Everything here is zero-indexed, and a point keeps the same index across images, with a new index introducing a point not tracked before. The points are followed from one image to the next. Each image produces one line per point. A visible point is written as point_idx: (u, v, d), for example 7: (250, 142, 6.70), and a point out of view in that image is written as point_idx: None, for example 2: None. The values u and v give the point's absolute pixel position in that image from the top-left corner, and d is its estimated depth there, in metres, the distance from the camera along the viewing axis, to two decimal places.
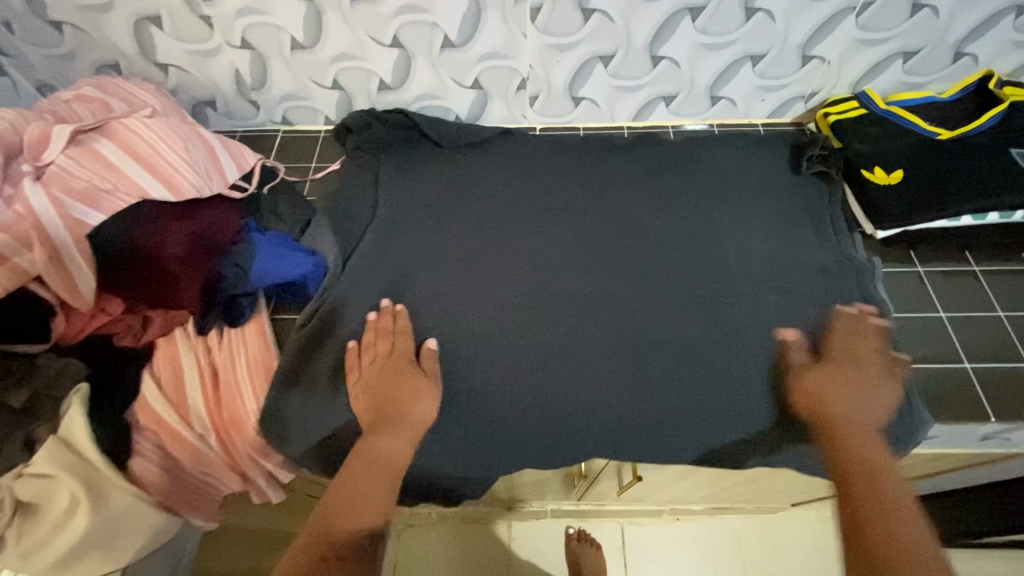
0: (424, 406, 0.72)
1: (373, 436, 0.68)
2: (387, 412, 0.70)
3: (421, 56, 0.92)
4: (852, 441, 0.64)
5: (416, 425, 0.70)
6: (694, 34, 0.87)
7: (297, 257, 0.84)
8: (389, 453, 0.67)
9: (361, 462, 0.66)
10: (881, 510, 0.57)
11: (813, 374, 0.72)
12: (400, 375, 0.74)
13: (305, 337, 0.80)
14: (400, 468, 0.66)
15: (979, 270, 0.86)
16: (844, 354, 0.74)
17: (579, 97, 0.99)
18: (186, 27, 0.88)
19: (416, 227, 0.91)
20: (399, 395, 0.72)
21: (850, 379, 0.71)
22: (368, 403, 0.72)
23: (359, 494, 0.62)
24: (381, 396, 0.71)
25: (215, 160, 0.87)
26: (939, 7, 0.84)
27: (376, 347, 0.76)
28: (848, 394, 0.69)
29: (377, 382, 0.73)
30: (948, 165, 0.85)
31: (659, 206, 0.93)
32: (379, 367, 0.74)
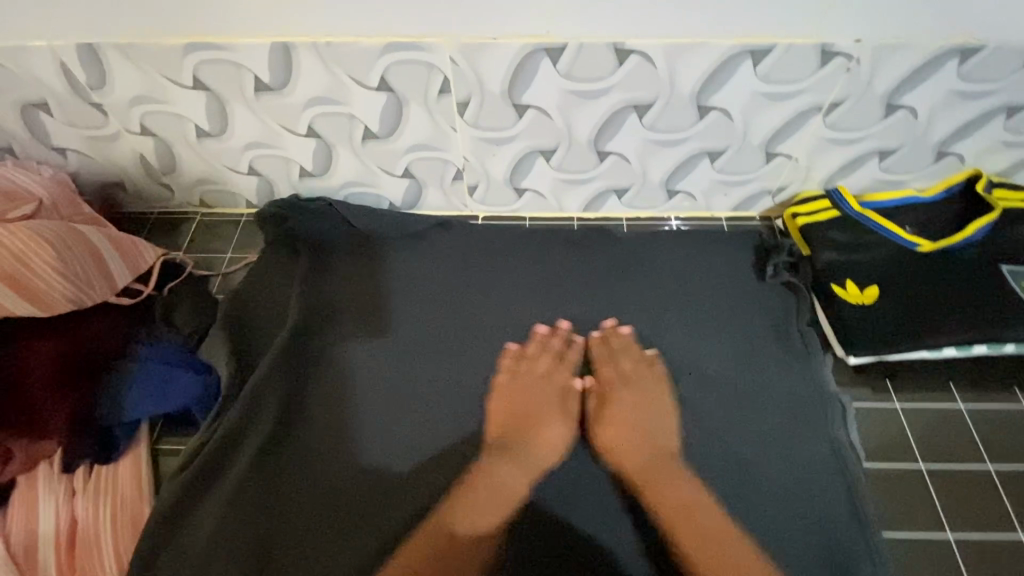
0: (558, 432, 0.73)
1: (497, 464, 0.70)
2: (508, 437, 0.72)
3: (342, 146, 0.82)
4: (659, 483, 0.67)
5: (535, 457, 0.71)
6: (642, 130, 0.78)
7: (184, 380, 0.75)
8: (507, 484, 0.68)
9: (482, 488, 0.68)
10: (721, 554, 0.61)
11: (603, 421, 0.74)
12: (551, 397, 0.77)
13: (187, 481, 0.71)
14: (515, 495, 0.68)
15: (965, 408, 0.74)
16: (625, 379, 0.76)
17: (522, 188, 0.89)
18: (78, 113, 0.79)
19: (331, 338, 0.82)
20: (529, 414, 0.74)
21: (629, 409, 0.74)
22: (500, 417, 0.74)
23: (490, 506, 0.67)
24: (523, 417, 0.73)
25: (100, 261, 0.77)
26: (918, 108, 0.74)
27: (535, 365, 0.78)
28: (627, 430, 0.72)
29: (516, 405, 0.75)
30: (929, 286, 0.75)
31: (607, 316, 0.83)
32: (543, 387, 0.77)
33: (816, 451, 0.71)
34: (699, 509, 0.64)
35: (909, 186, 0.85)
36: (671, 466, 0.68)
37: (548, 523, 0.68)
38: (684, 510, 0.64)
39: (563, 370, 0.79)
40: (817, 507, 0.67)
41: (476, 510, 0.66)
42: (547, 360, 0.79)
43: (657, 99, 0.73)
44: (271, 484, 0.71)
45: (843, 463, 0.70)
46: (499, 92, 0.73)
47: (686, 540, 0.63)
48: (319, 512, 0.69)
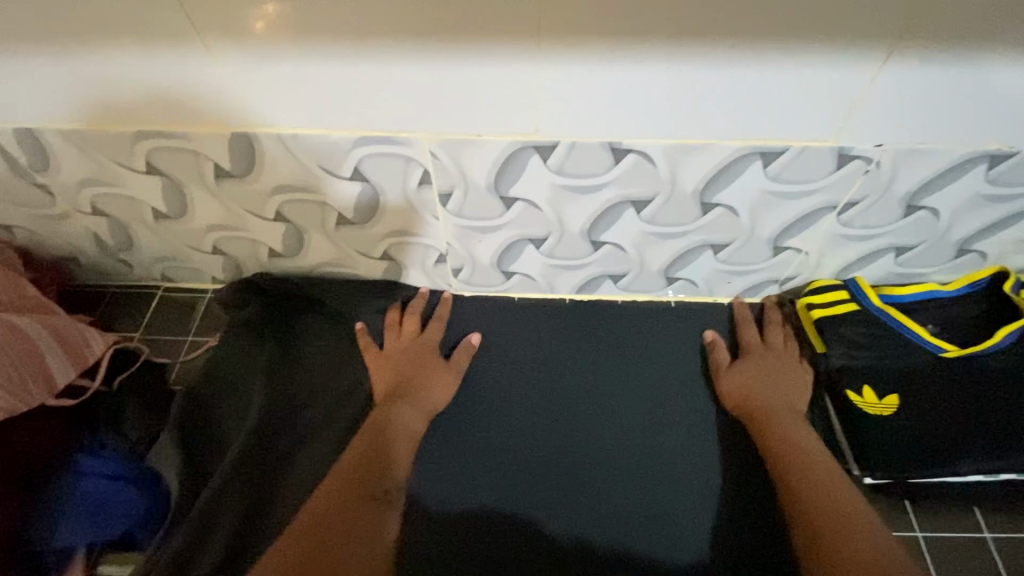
0: (442, 391, 0.78)
1: (394, 406, 0.74)
2: (408, 386, 0.77)
3: (314, 230, 0.76)
4: (778, 426, 0.70)
5: (431, 401, 0.77)
6: (640, 223, 0.71)
7: (125, 499, 0.67)
8: (402, 424, 0.73)
9: (380, 432, 0.71)
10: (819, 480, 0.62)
11: (739, 371, 0.77)
12: (428, 354, 0.80)
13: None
14: (416, 437, 0.73)
15: (991, 538, 0.68)
16: (773, 347, 0.78)
17: (510, 272, 0.82)
18: (22, 193, 0.72)
19: (299, 439, 0.75)
20: (422, 368, 0.78)
21: (769, 362, 0.77)
22: (388, 378, 0.77)
23: (378, 464, 0.67)
24: (409, 370, 0.78)
25: (39, 361, 0.69)
26: (941, 208, 0.68)
27: (404, 333, 0.82)
28: (773, 389, 0.75)
29: (403, 359, 0.79)
30: (951, 402, 0.69)
31: (594, 416, 0.79)
32: (412, 350, 0.80)
33: None
34: (807, 447, 0.67)
35: (931, 278, 0.79)
36: (799, 419, 0.72)
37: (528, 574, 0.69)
38: (794, 447, 0.67)
39: (434, 328, 0.83)
40: None
41: (382, 459, 0.68)
42: (434, 329, 0.83)
43: (657, 196, 0.67)
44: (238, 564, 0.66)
45: None
46: (485, 184, 0.66)
47: (791, 471, 0.64)
48: None
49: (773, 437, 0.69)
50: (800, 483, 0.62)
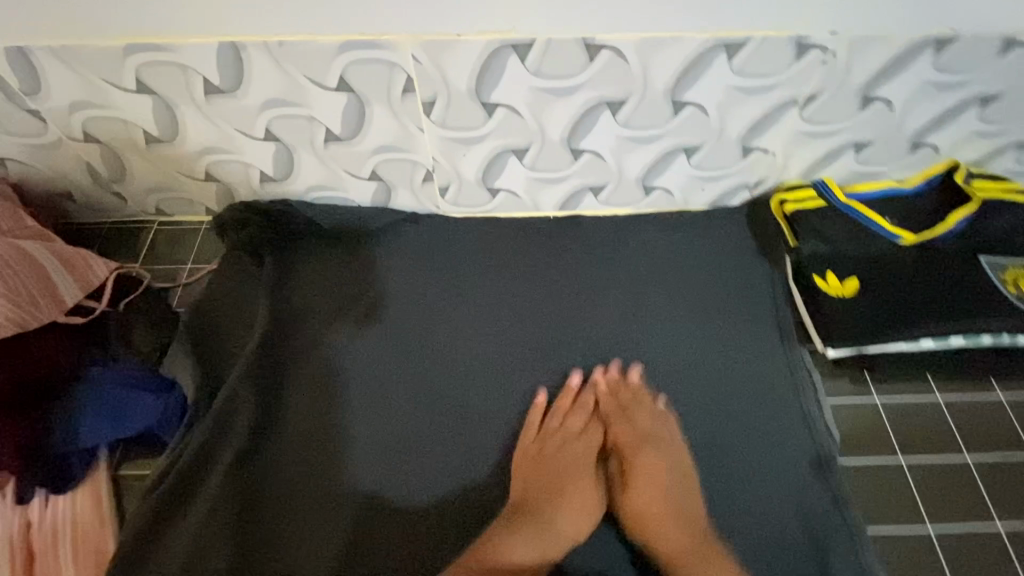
0: (573, 525, 0.65)
1: (514, 532, 0.64)
2: (544, 506, 0.66)
3: (303, 150, 0.78)
4: (656, 446, 0.70)
5: (559, 538, 0.64)
6: (617, 127, 0.75)
7: (143, 403, 0.71)
8: (513, 554, 0.62)
9: (484, 556, 0.61)
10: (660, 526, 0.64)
11: (636, 492, 0.67)
12: (585, 471, 0.70)
13: (163, 500, 0.67)
14: (525, 570, 0.62)
15: (942, 399, 0.74)
16: (649, 438, 0.70)
17: (495, 189, 0.86)
18: (13, 121, 0.74)
19: (305, 343, 0.79)
20: (562, 489, 0.68)
21: (651, 477, 0.67)
22: (525, 477, 0.69)
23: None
24: (557, 483, 0.68)
25: (47, 283, 0.73)
26: (894, 100, 0.73)
27: (567, 424, 0.73)
28: (654, 490, 0.66)
29: (558, 475, 0.69)
30: (909, 281, 0.75)
31: (574, 315, 0.82)
32: (569, 461, 0.70)
33: (793, 430, 0.72)
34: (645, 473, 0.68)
35: (888, 177, 0.84)
36: (683, 522, 0.64)
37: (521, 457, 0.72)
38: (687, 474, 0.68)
39: (558, 424, 0.73)
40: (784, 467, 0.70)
41: None
42: (579, 419, 0.74)
43: (631, 96, 0.71)
44: (263, 437, 0.72)
45: (818, 440, 0.71)
46: (467, 91, 0.70)
47: (681, 559, 0.61)
48: (332, 418, 0.74)
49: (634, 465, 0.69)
50: (683, 568, 0.61)
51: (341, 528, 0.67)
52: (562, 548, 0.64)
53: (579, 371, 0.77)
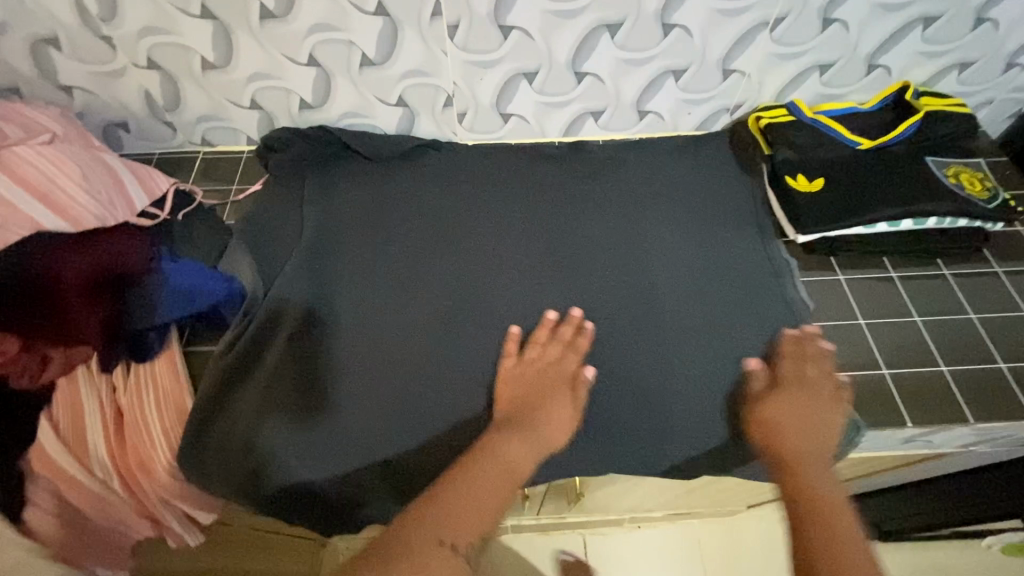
0: (562, 431, 0.69)
1: (503, 436, 0.66)
2: (519, 413, 0.70)
3: (340, 75, 0.89)
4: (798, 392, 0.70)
5: (546, 440, 0.68)
6: (615, 49, 0.87)
7: (211, 286, 0.81)
8: (513, 460, 0.64)
9: (486, 461, 0.63)
10: (812, 474, 0.61)
11: (773, 406, 0.69)
12: (559, 384, 0.73)
13: (232, 365, 0.77)
14: (524, 476, 0.63)
15: (897, 275, 0.87)
16: (803, 383, 0.71)
17: (507, 113, 0.98)
18: (87, 47, 0.85)
19: (345, 243, 0.89)
20: (539, 400, 0.71)
21: (801, 408, 0.68)
22: (508, 397, 0.73)
23: (464, 496, 0.59)
24: (532, 396, 0.72)
25: (121, 188, 0.83)
26: (848, 22, 0.86)
27: (544, 355, 0.76)
28: (807, 432, 0.66)
29: (525, 389, 0.73)
30: (865, 175, 0.87)
31: (579, 219, 0.94)
32: (545, 374, 0.74)
33: (772, 302, 0.84)
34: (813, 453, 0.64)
35: (848, 97, 0.97)
36: (824, 450, 0.65)
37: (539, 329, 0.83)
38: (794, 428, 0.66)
39: (570, 357, 0.76)
40: (764, 331, 0.81)
41: (471, 488, 0.60)
42: (557, 348, 0.77)
43: (626, 18, 0.83)
44: (314, 318, 0.81)
45: (793, 311, 0.83)
46: (486, 14, 0.82)
47: (790, 468, 0.62)
48: (374, 302, 0.84)
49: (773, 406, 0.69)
50: (797, 475, 0.61)
51: (386, 388, 0.77)
52: (551, 447, 0.68)
53: (574, 309, 0.81)
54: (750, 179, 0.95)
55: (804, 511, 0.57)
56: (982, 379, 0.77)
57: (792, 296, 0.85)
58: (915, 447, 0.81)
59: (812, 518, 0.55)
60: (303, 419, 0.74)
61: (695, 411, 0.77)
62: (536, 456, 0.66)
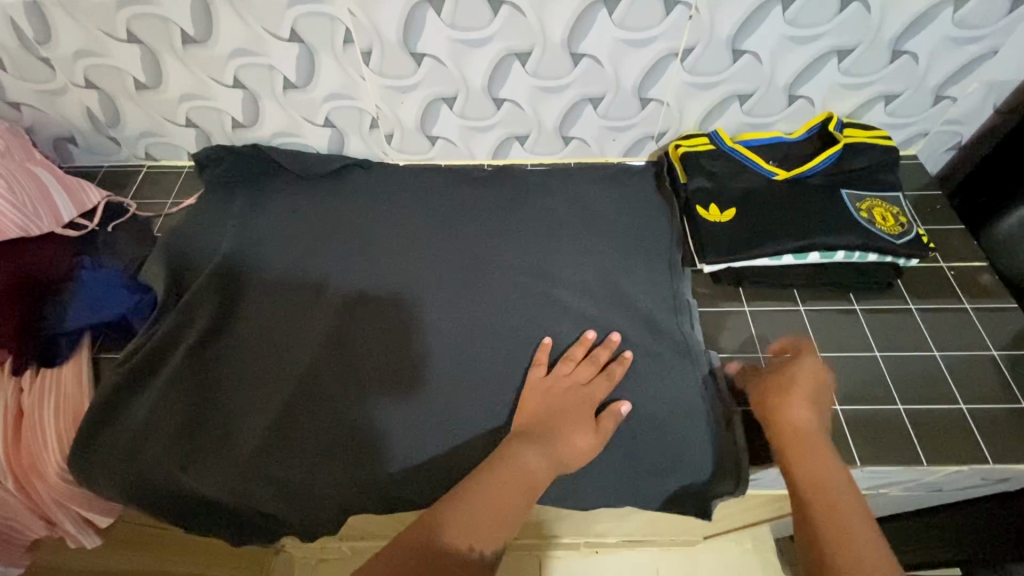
0: (581, 455, 0.70)
1: (523, 444, 0.69)
2: (544, 428, 0.71)
3: (266, 96, 0.93)
4: (797, 392, 0.69)
5: (563, 460, 0.69)
6: (528, 76, 0.89)
7: (124, 297, 0.84)
8: (530, 469, 0.66)
9: (503, 468, 0.66)
10: (813, 462, 0.64)
11: (791, 399, 0.69)
12: (583, 410, 0.74)
13: (130, 373, 0.80)
14: (539, 484, 0.66)
15: (804, 309, 0.86)
16: (823, 380, 0.72)
17: (433, 136, 1.00)
18: (28, 67, 0.90)
19: (263, 259, 0.92)
20: (562, 420, 0.72)
21: (816, 397, 0.70)
22: (534, 410, 0.75)
23: (485, 507, 0.62)
24: (555, 412, 0.73)
25: (48, 199, 0.88)
26: (759, 53, 0.86)
27: (575, 373, 0.78)
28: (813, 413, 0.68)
29: (554, 407, 0.74)
30: (775, 205, 0.86)
31: (497, 240, 0.95)
32: (574, 397, 0.75)
33: (673, 334, 0.83)
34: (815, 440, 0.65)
35: (774, 126, 0.97)
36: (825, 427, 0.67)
37: (441, 349, 0.85)
38: (794, 430, 0.67)
39: (600, 382, 0.77)
40: (658, 360, 0.82)
41: (491, 497, 0.63)
42: (587, 368, 0.78)
43: (534, 47, 0.85)
44: (218, 331, 0.85)
45: (688, 342, 0.82)
46: (396, 42, 0.84)
47: (795, 455, 0.65)
48: (278, 316, 0.88)
49: (774, 407, 0.69)
50: (800, 463, 0.64)
51: (278, 408, 0.80)
52: (569, 465, 0.69)
53: (613, 335, 0.82)
54: (668, 208, 0.96)
55: (813, 506, 0.60)
56: (872, 419, 0.76)
57: (690, 331, 0.84)
58: None
59: (822, 510, 0.59)
60: (193, 432, 0.78)
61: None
62: (552, 468, 0.68)
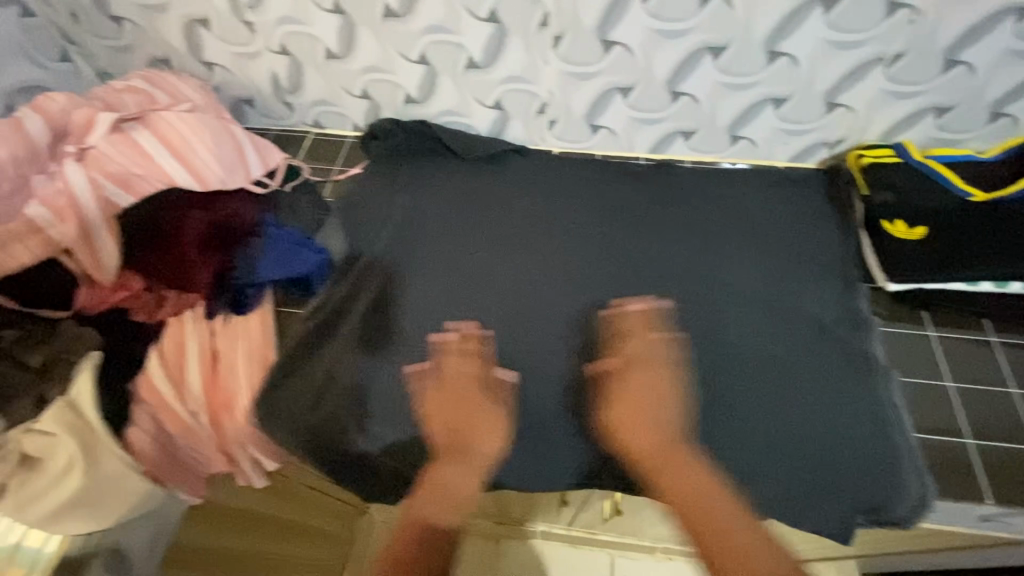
0: (492, 440, 0.74)
1: (444, 463, 0.72)
2: (458, 437, 0.74)
3: (445, 74, 0.95)
4: (634, 409, 0.73)
5: (483, 455, 0.73)
6: (716, 72, 0.87)
7: (306, 255, 0.88)
8: (456, 486, 0.70)
9: (429, 488, 0.70)
10: (672, 480, 0.68)
11: (705, 400, 0.75)
12: (479, 399, 0.76)
13: (315, 328, 0.86)
14: (467, 498, 0.70)
15: (996, 341, 0.82)
16: (646, 362, 0.76)
17: (597, 125, 1.00)
18: (232, 30, 0.95)
19: (425, 233, 0.95)
20: (471, 421, 0.75)
21: (645, 396, 0.73)
22: (440, 419, 0.75)
23: (443, 505, 0.69)
24: (459, 405, 0.75)
25: (242, 157, 0.92)
26: (975, 65, 0.81)
27: (444, 368, 0.79)
28: (643, 414, 0.72)
29: (461, 398, 0.76)
30: (974, 230, 0.81)
31: (655, 235, 0.93)
32: (463, 386, 0.77)
33: (843, 358, 0.79)
34: (675, 457, 0.69)
35: (967, 144, 0.91)
36: (676, 441, 0.71)
37: (606, 342, 0.84)
38: (664, 449, 0.70)
39: (467, 362, 0.79)
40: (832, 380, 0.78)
41: (439, 502, 0.69)
42: (456, 359, 0.80)
43: (732, 43, 0.83)
44: (388, 297, 0.88)
45: (872, 363, 0.79)
46: (593, 28, 0.84)
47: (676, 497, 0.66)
48: (442, 289, 0.89)
49: (624, 425, 0.73)
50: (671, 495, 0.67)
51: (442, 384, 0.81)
52: (489, 460, 0.74)
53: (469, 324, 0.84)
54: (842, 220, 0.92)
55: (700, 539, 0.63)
56: None
57: (871, 352, 0.81)
58: (993, 528, 0.76)
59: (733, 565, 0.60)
60: (364, 396, 0.81)
61: (749, 450, 0.75)
62: (474, 477, 0.72)
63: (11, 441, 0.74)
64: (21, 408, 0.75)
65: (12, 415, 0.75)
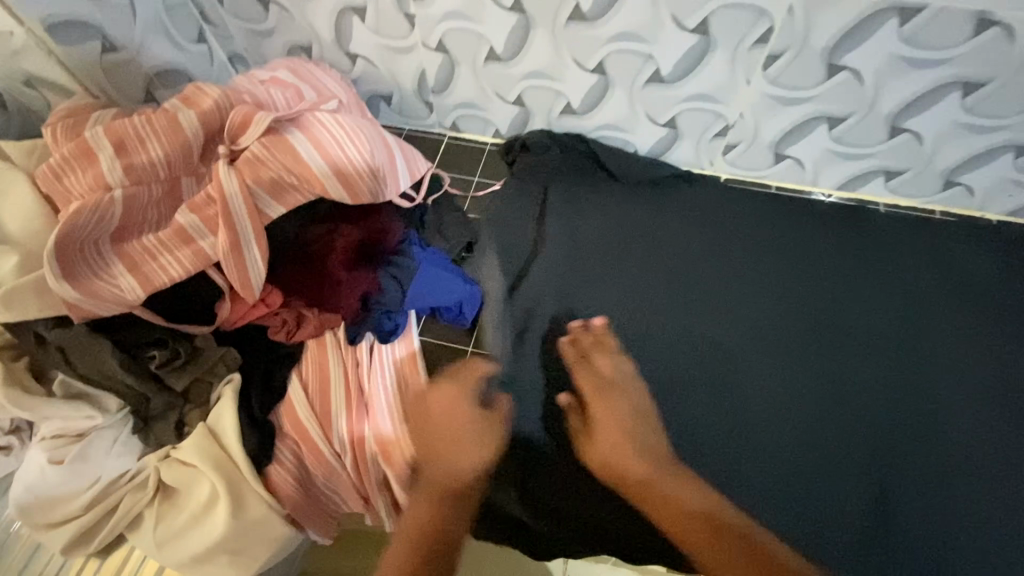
0: (468, 463, 0.67)
1: (419, 495, 0.66)
2: (429, 461, 0.67)
3: (622, 86, 0.84)
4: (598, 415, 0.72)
5: (456, 480, 0.66)
6: (958, 109, 0.73)
7: (455, 283, 0.79)
8: (428, 524, 0.63)
9: (398, 536, 0.63)
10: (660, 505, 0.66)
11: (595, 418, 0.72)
12: (457, 419, 0.69)
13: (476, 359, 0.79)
14: (440, 536, 0.62)
15: None
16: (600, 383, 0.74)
17: (783, 154, 0.87)
18: (388, 21, 0.85)
19: (584, 265, 0.85)
20: (436, 436, 0.68)
21: (610, 419, 0.71)
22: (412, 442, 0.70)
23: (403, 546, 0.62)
24: (424, 433, 0.69)
25: (393, 165, 0.82)
26: None
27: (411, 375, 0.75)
28: (607, 437, 0.70)
29: (416, 423, 0.71)
30: None
31: (848, 292, 0.81)
32: (433, 400, 0.71)
33: None
34: (651, 475, 0.67)
35: None
36: (637, 451, 0.69)
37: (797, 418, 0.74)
38: (637, 481, 0.68)
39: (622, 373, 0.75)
40: None
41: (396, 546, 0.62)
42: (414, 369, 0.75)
43: (993, 79, 0.69)
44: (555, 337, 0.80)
45: None
46: (822, 48, 0.71)
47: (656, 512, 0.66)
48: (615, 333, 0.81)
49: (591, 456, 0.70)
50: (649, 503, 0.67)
51: None
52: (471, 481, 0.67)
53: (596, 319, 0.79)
54: None
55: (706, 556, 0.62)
56: None
57: None
58: None
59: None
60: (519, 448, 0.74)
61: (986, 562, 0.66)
62: (457, 510, 0.65)
63: (149, 467, 0.68)
64: (162, 432, 0.70)
65: (151, 437, 0.70)
